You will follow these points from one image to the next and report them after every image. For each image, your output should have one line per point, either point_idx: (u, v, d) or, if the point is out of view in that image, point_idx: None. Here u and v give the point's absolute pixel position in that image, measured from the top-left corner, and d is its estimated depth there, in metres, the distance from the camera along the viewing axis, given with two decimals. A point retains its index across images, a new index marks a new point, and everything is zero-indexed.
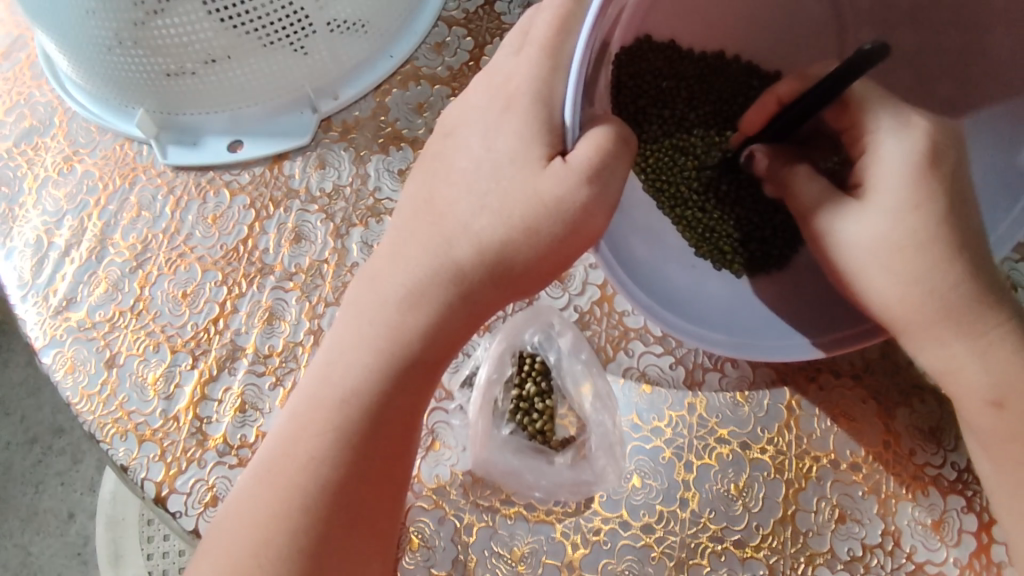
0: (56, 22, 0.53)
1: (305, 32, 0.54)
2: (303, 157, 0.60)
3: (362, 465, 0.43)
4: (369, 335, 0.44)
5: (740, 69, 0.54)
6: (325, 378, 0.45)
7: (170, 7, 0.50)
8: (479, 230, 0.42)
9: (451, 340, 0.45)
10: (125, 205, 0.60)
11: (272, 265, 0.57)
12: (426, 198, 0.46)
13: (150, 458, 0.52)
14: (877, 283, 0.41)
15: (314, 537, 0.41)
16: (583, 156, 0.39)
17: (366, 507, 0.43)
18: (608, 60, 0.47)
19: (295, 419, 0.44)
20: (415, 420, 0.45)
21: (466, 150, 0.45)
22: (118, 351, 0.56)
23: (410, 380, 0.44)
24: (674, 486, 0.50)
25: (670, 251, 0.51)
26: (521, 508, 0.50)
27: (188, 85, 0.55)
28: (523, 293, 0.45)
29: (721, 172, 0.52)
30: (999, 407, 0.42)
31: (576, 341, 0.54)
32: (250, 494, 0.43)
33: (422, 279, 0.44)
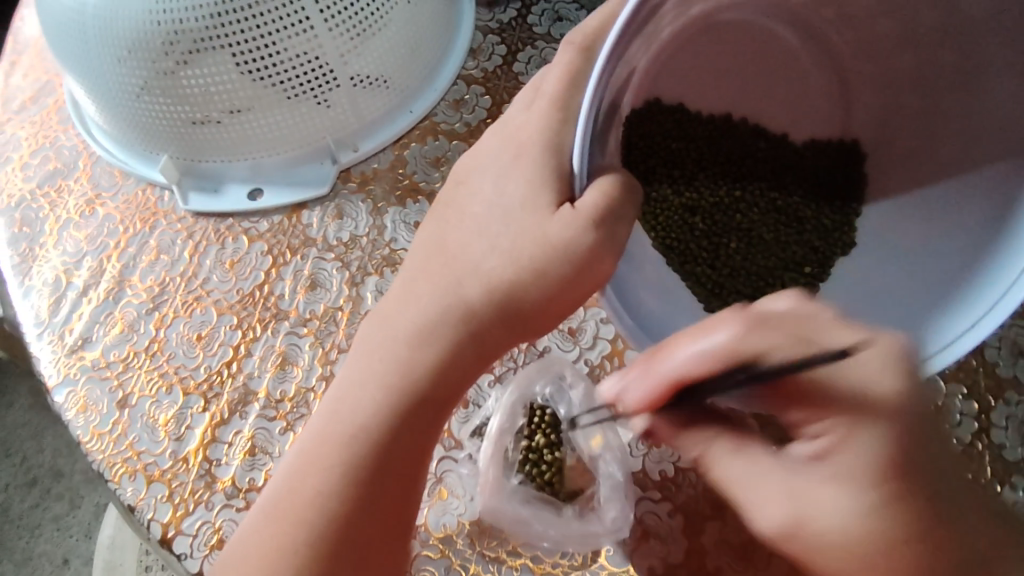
0: (91, 70, 0.57)
1: (328, 85, 0.58)
2: (321, 207, 0.61)
3: (370, 503, 0.43)
4: (379, 370, 0.45)
5: (748, 130, 0.56)
6: (335, 414, 0.45)
7: (198, 58, 0.54)
8: (489, 270, 0.43)
9: (461, 376, 0.45)
10: (145, 248, 0.61)
11: (287, 311, 0.57)
12: (437, 242, 0.47)
13: (158, 499, 0.52)
14: (821, 562, 0.38)
15: (318, 572, 0.41)
16: (590, 201, 0.40)
17: (370, 548, 0.42)
18: (620, 119, 0.49)
19: (303, 455, 0.44)
20: (423, 456, 0.45)
21: (479, 196, 0.46)
22: (131, 392, 0.56)
23: (419, 415, 0.44)
24: (679, 543, 0.49)
25: (681, 303, 0.49)
26: (527, 559, 0.50)
27: (211, 134, 0.58)
28: (533, 332, 0.45)
29: (729, 231, 0.54)
30: None
31: (588, 393, 0.54)
32: (257, 530, 0.43)
33: (433, 315, 0.44)
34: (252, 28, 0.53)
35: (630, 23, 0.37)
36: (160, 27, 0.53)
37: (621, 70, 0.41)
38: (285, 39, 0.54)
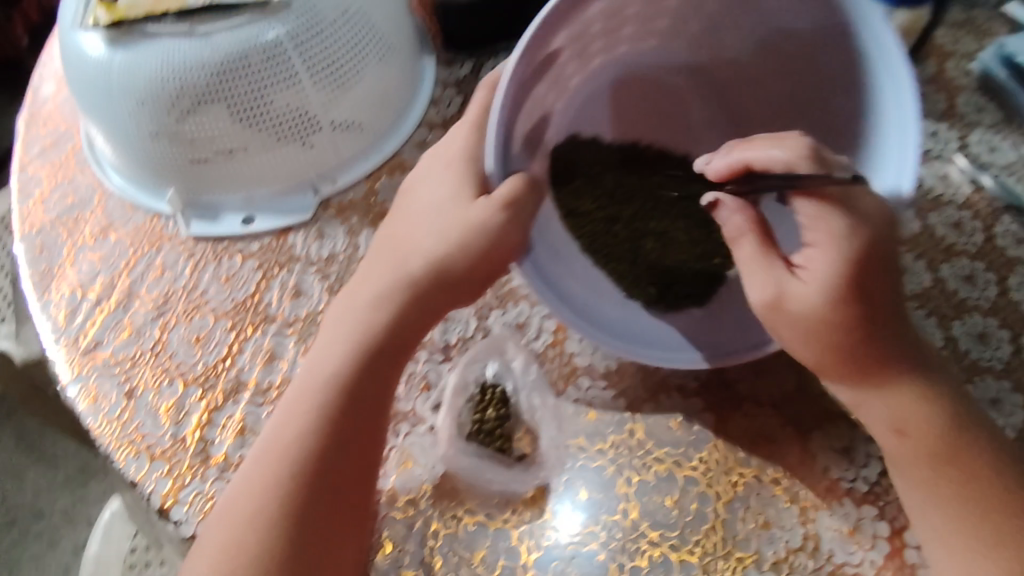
0: (111, 124, 0.69)
1: (310, 130, 0.69)
2: (303, 230, 0.71)
3: (341, 439, 0.53)
4: (345, 332, 0.56)
5: (653, 154, 0.67)
6: (310, 370, 0.55)
7: (203, 111, 0.66)
8: (428, 249, 0.55)
9: (412, 334, 0.56)
10: (151, 266, 0.70)
11: (275, 315, 0.67)
12: (389, 233, 0.59)
13: (159, 474, 0.60)
14: (794, 337, 0.50)
15: (300, 496, 0.51)
16: (502, 191, 0.53)
17: (341, 481, 0.52)
18: (536, 143, 0.61)
19: (287, 405, 0.55)
20: (384, 404, 0.55)
21: (420, 198, 0.57)
22: (137, 385, 0.64)
23: (377, 367, 0.55)
24: (616, 498, 0.58)
25: (604, 291, 0.59)
26: (481, 517, 0.58)
27: (212, 172, 0.70)
28: (465, 295, 0.57)
29: (645, 234, 0.63)
30: (900, 432, 0.50)
31: (531, 374, 0.62)
32: (251, 468, 0.54)
33: (385, 286, 0.56)
34: (249, 85, 0.65)
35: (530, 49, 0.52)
36: (172, 85, 0.64)
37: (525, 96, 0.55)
38: (276, 94, 0.66)
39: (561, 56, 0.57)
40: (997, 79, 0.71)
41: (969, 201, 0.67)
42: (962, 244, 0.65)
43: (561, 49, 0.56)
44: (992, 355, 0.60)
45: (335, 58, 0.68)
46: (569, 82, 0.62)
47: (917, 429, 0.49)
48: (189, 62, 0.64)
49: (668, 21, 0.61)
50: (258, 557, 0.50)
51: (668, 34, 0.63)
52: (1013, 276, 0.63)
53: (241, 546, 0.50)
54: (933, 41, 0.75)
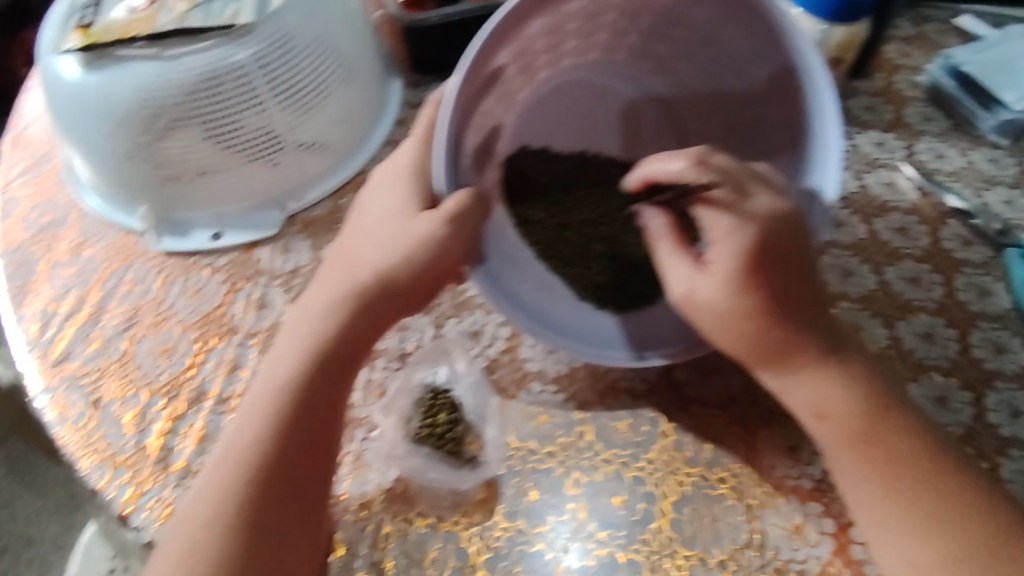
0: (88, 146, 0.71)
1: (277, 149, 0.72)
2: (270, 245, 0.73)
3: (296, 442, 0.53)
4: (300, 338, 0.56)
5: (601, 161, 0.71)
6: (267, 376, 0.56)
7: (175, 133, 0.68)
8: (375, 260, 0.56)
9: (363, 344, 0.57)
10: (121, 281, 0.73)
11: (239, 326, 0.69)
12: (341, 243, 0.59)
13: (120, 481, 0.61)
14: (708, 330, 0.53)
15: (255, 497, 0.51)
16: (448, 206, 0.54)
17: (297, 487, 0.52)
18: (483, 156, 0.64)
19: (244, 410, 0.55)
20: (337, 413, 0.55)
21: (365, 207, 0.59)
22: (103, 395, 0.66)
23: (329, 374, 0.55)
24: (566, 500, 0.58)
25: (558, 295, 0.61)
26: (431, 519, 0.58)
27: (184, 190, 0.73)
28: (412, 304, 0.58)
29: (597, 237, 0.66)
30: (821, 417, 0.52)
31: (478, 380, 0.64)
32: (209, 474, 0.53)
33: (335, 295, 0.56)
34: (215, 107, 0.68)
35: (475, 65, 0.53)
36: (141, 107, 0.67)
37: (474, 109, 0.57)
38: (242, 115, 0.69)
39: (508, 72, 0.59)
40: (944, 89, 0.74)
41: (915, 206, 0.69)
42: (907, 247, 0.66)
43: (506, 65, 0.58)
44: (938, 354, 0.61)
45: (299, 80, 0.70)
46: (518, 95, 0.66)
47: (838, 411, 0.51)
48: (156, 84, 0.66)
49: (608, 36, 0.65)
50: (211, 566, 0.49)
51: (609, 47, 0.67)
52: (958, 277, 0.65)
53: (193, 556, 0.49)
54: (881, 55, 0.79)
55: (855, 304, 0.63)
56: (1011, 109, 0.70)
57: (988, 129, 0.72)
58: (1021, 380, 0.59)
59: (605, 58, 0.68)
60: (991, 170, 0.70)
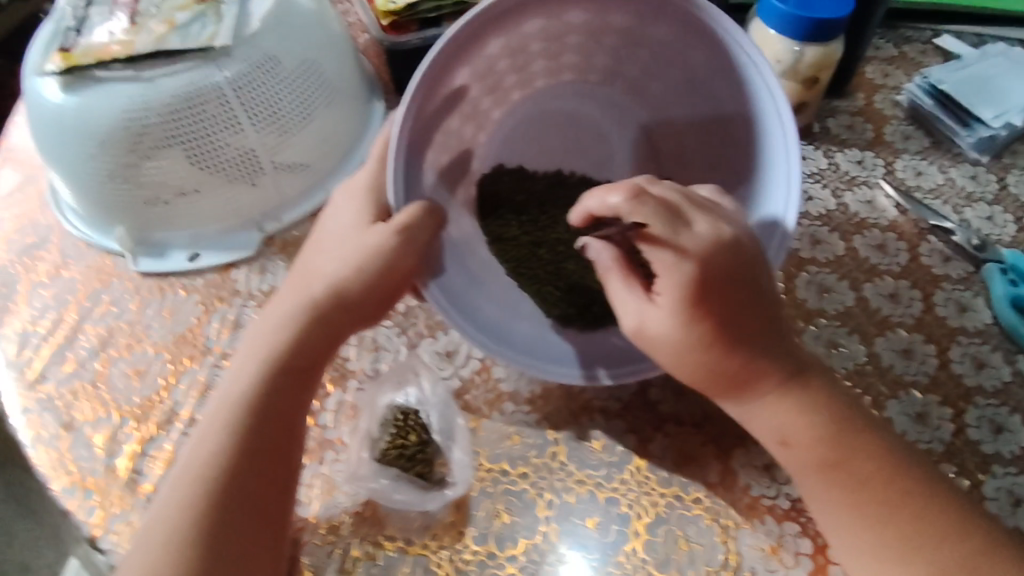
0: (64, 162, 0.70)
1: (256, 171, 0.72)
2: (247, 266, 0.74)
3: (255, 457, 0.52)
4: (257, 352, 0.56)
5: (578, 180, 0.71)
6: (226, 391, 0.55)
7: (156, 155, 0.68)
8: (330, 272, 0.56)
9: (322, 357, 0.57)
10: (99, 302, 0.73)
11: (212, 347, 0.68)
12: (300, 260, 0.60)
13: (89, 504, 0.60)
14: (664, 361, 0.52)
15: (217, 514, 0.50)
16: (400, 218, 0.54)
17: (260, 502, 0.51)
18: (454, 174, 0.64)
19: (207, 426, 0.54)
20: (296, 427, 0.55)
21: (327, 225, 0.59)
22: (75, 417, 0.65)
23: (288, 388, 0.55)
24: (537, 522, 0.57)
25: (520, 313, 0.60)
26: (401, 542, 0.57)
27: (160, 209, 0.72)
28: (368, 317, 0.58)
29: (569, 255, 0.66)
30: (785, 445, 0.51)
31: (444, 398, 0.63)
32: (172, 491, 0.51)
33: (290, 308, 0.57)
34: (199, 129, 0.67)
35: (431, 82, 0.52)
36: (124, 126, 0.66)
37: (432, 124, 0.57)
38: (225, 138, 0.68)
39: (471, 92, 0.60)
40: (923, 109, 0.74)
41: (894, 222, 0.68)
42: (885, 264, 0.66)
43: (468, 84, 0.58)
44: (917, 370, 0.60)
45: (285, 105, 0.70)
46: (491, 114, 0.66)
47: (802, 438, 0.50)
48: (140, 103, 0.65)
49: (577, 57, 0.65)
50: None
51: (582, 68, 0.66)
52: (937, 293, 0.64)
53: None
54: (861, 75, 0.78)
55: (832, 321, 0.63)
56: (989, 126, 0.70)
57: (968, 146, 0.71)
58: (1001, 396, 0.58)
59: (580, 78, 0.68)
60: (971, 187, 0.69)
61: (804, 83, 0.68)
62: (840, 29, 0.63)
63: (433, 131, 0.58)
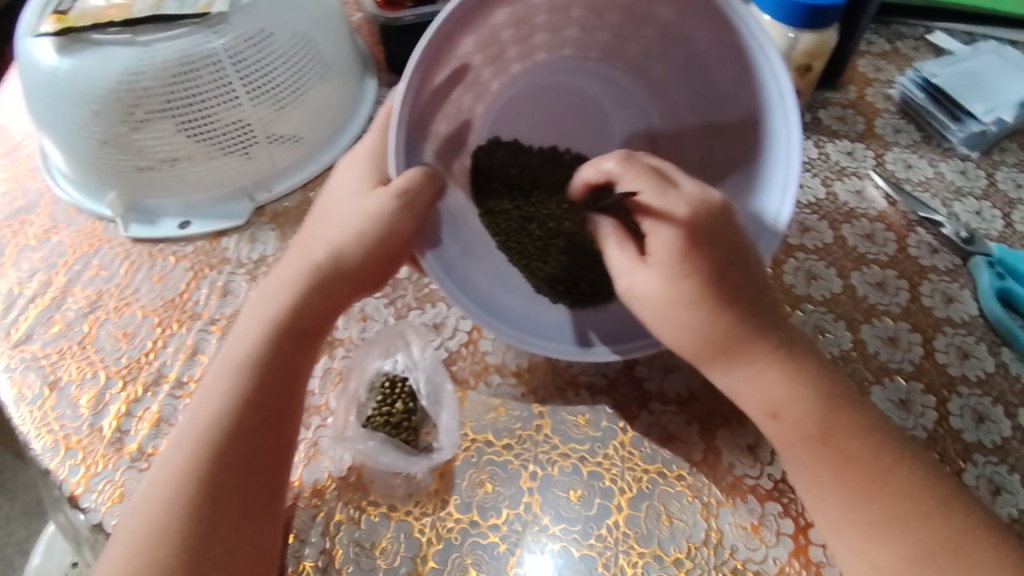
0: (60, 132, 0.69)
1: (249, 142, 0.71)
2: (237, 234, 0.74)
3: (249, 421, 0.52)
4: (256, 318, 0.56)
5: (573, 159, 0.72)
6: (223, 358, 0.55)
7: (150, 125, 0.67)
8: (331, 239, 0.56)
9: (320, 327, 0.57)
10: (88, 266, 0.72)
11: (201, 312, 0.68)
12: (306, 229, 0.60)
13: (72, 462, 0.60)
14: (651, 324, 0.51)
15: (207, 474, 0.50)
16: (399, 182, 0.53)
17: (251, 468, 0.51)
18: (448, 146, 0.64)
19: (201, 392, 0.54)
20: (293, 394, 0.55)
21: (331, 194, 0.59)
22: (61, 376, 0.65)
23: (284, 357, 0.55)
24: (520, 492, 0.57)
25: (513, 287, 0.60)
26: (384, 507, 0.57)
27: (154, 179, 0.72)
28: (366, 283, 0.58)
29: (561, 232, 0.66)
30: (774, 417, 0.50)
31: (434, 365, 0.63)
32: (166, 454, 0.51)
33: (291, 274, 0.56)
34: (193, 97, 0.67)
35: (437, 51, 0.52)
36: (118, 95, 0.65)
37: (436, 94, 0.57)
38: (217, 107, 0.68)
39: (472, 62, 0.60)
40: (914, 102, 0.75)
41: (882, 214, 0.69)
42: (872, 253, 0.66)
43: (468, 56, 0.58)
44: (902, 358, 0.60)
45: (279, 76, 0.69)
46: (488, 86, 0.66)
47: (788, 414, 0.50)
48: (132, 71, 0.65)
49: (579, 32, 0.65)
50: (165, 548, 0.47)
51: (579, 45, 0.67)
52: (923, 284, 0.64)
53: (148, 533, 0.48)
54: (854, 68, 0.79)
55: (819, 306, 0.63)
56: (980, 121, 0.71)
57: (957, 141, 0.72)
58: (985, 387, 0.59)
59: (579, 53, 0.68)
60: (960, 181, 0.70)
61: (797, 70, 0.69)
62: (833, 16, 0.64)
63: (434, 100, 0.57)
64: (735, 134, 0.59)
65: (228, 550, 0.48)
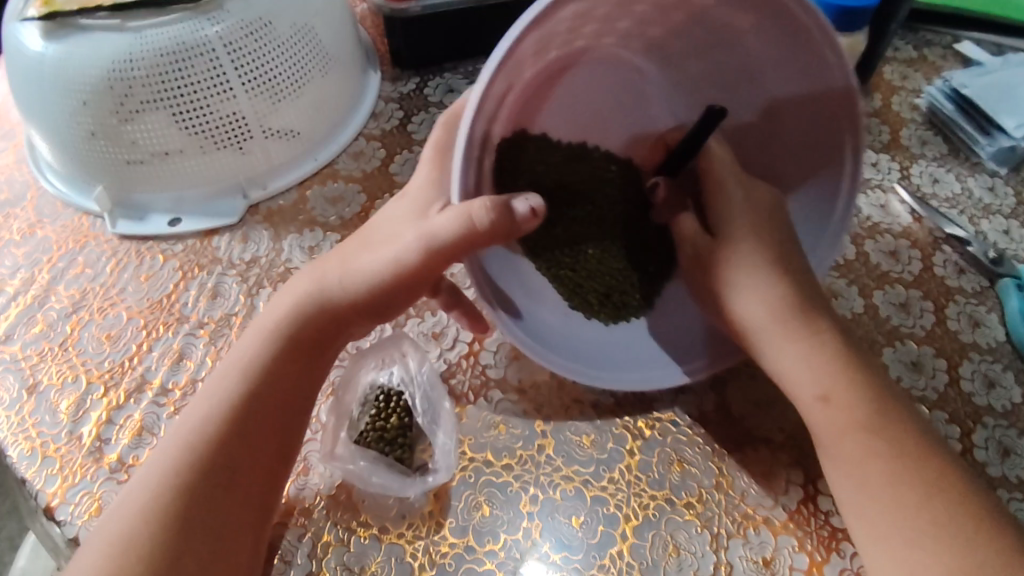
0: (47, 118, 0.66)
1: (244, 137, 0.68)
2: (229, 233, 0.70)
3: (241, 434, 0.49)
4: (268, 329, 0.53)
5: (600, 155, 0.61)
6: (228, 365, 0.52)
7: (142, 117, 0.64)
8: (365, 261, 0.53)
9: (329, 341, 0.54)
10: (73, 263, 0.69)
11: (189, 315, 0.65)
12: (349, 244, 0.56)
13: (49, 471, 0.57)
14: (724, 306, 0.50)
15: (191, 487, 0.46)
16: (453, 219, 0.47)
17: (236, 481, 0.48)
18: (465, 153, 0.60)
19: (200, 399, 0.51)
20: (289, 410, 0.52)
21: (389, 214, 0.56)
22: (41, 379, 0.62)
23: (287, 369, 0.52)
24: (518, 517, 0.54)
25: (546, 296, 0.56)
26: (374, 529, 0.53)
27: (143, 173, 0.68)
28: (393, 302, 0.54)
29: (586, 241, 0.59)
30: (825, 400, 0.45)
31: (432, 380, 0.60)
32: (152, 462, 0.48)
33: (311, 290, 0.53)
34: (189, 89, 0.63)
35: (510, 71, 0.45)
36: (109, 83, 0.62)
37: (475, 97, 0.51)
38: (212, 100, 0.64)
39: None
40: (941, 113, 0.72)
41: (908, 230, 0.65)
42: (896, 272, 0.63)
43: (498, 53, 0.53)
44: (926, 385, 0.57)
45: (281, 70, 0.66)
46: None
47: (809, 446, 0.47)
48: (125, 58, 0.61)
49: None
50: (133, 559, 0.43)
51: None
52: (949, 306, 0.61)
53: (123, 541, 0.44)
54: (879, 75, 0.76)
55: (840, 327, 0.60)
56: (1010, 136, 0.67)
57: (986, 156, 0.69)
58: (1012, 418, 0.56)
59: None
60: (988, 198, 0.67)
61: None
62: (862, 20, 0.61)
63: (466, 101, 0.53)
64: (768, 139, 0.56)
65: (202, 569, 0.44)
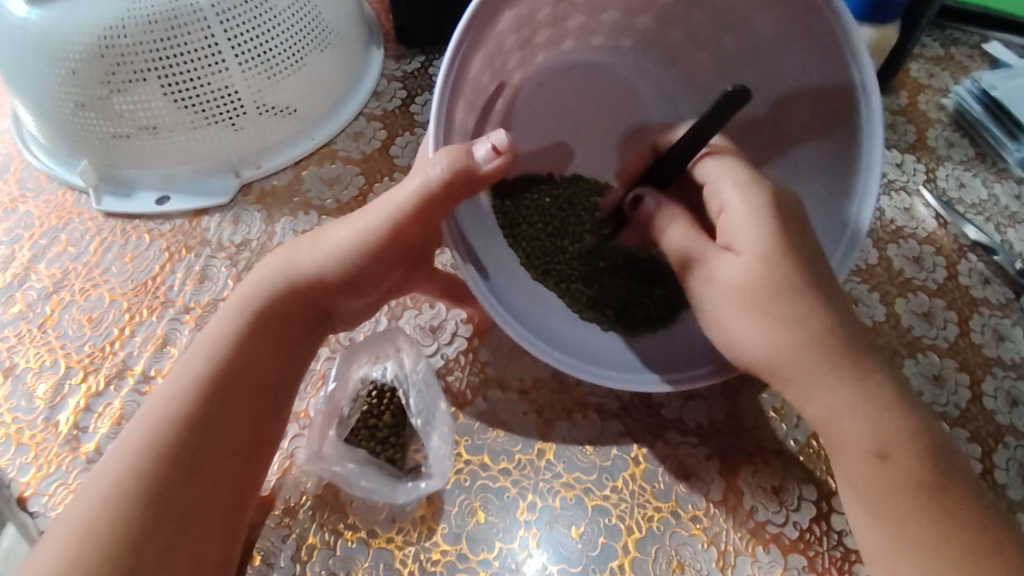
0: (26, 81, 0.62)
1: (237, 112, 0.64)
2: (220, 214, 0.67)
3: (214, 413, 0.45)
4: (238, 301, 0.50)
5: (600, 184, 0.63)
6: (197, 340, 0.49)
7: (132, 89, 0.60)
8: (342, 232, 0.50)
9: (302, 318, 0.51)
10: (55, 241, 0.66)
11: (174, 299, 0.62)
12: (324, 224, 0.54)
13: (22, 460, 0.54)
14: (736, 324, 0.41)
15: (160, 470, 0.43)
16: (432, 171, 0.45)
17: (208, 462, 0.44)
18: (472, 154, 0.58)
19: (170, 377, 0.47)
20: (262, 392, 0.49)
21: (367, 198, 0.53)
22: (17, 363, 0.59)
23: (263, 346, 0.49)
24: (515, 525, 0.51)
25: (549, 306, 0.54)
26: (362, 533, 0.50)
27: (130, 148, 0.64)
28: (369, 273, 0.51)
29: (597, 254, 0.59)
30: (884, 455, 0.38)
31: (427, 377, 0.56)
32: (116, 442, 0.44)
33: (285, 263, 0.51)
34: (182, 60, 0.59)
35: (481, 28, 0.44)
36: (97, 51, 0.58)
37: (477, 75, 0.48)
38: (204, 72, 0.61)
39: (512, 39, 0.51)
40: (969, 114, 0.69)
41: (932, 236, 0.62)
42: (920, 279, 0.60)
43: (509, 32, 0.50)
44: (947, 400, 0.54)
45: (280, 43, 0.63)
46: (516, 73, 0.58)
47: None
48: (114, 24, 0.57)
49: (617, 16, 0.58)
50: (98, 546, 0.39)
51: (610, 28, 0.60)
52: (973, 317, 0.58)
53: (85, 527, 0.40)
54: (905, 73, 0.73)
55: None
56: None
57: (1014, 162, 0.66)
58: None
59: (608, 39, 0.61)
60: (1016, 206, 0.64)
61: None
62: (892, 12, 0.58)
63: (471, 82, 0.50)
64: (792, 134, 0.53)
65: (171, 560, 0.41)
